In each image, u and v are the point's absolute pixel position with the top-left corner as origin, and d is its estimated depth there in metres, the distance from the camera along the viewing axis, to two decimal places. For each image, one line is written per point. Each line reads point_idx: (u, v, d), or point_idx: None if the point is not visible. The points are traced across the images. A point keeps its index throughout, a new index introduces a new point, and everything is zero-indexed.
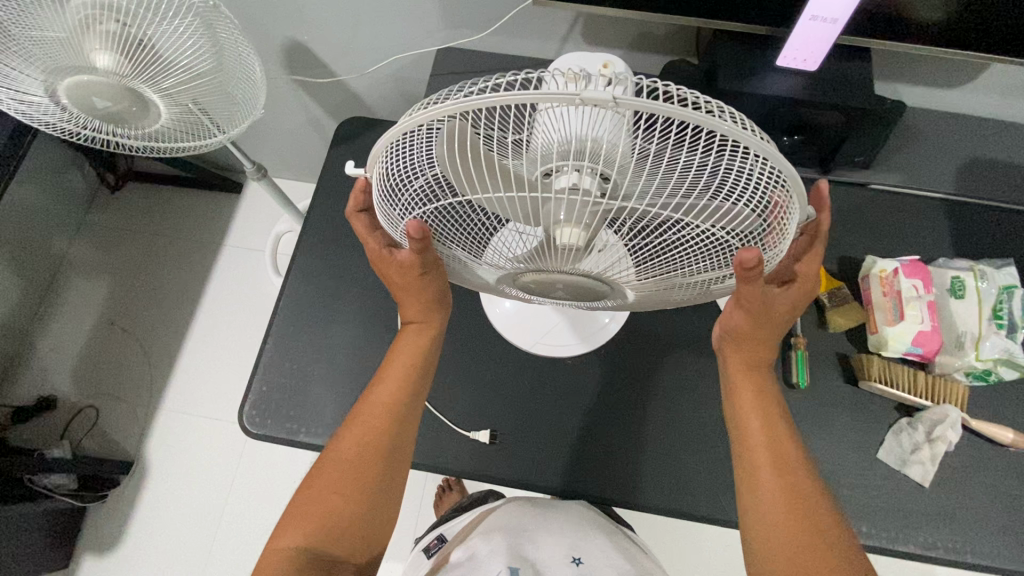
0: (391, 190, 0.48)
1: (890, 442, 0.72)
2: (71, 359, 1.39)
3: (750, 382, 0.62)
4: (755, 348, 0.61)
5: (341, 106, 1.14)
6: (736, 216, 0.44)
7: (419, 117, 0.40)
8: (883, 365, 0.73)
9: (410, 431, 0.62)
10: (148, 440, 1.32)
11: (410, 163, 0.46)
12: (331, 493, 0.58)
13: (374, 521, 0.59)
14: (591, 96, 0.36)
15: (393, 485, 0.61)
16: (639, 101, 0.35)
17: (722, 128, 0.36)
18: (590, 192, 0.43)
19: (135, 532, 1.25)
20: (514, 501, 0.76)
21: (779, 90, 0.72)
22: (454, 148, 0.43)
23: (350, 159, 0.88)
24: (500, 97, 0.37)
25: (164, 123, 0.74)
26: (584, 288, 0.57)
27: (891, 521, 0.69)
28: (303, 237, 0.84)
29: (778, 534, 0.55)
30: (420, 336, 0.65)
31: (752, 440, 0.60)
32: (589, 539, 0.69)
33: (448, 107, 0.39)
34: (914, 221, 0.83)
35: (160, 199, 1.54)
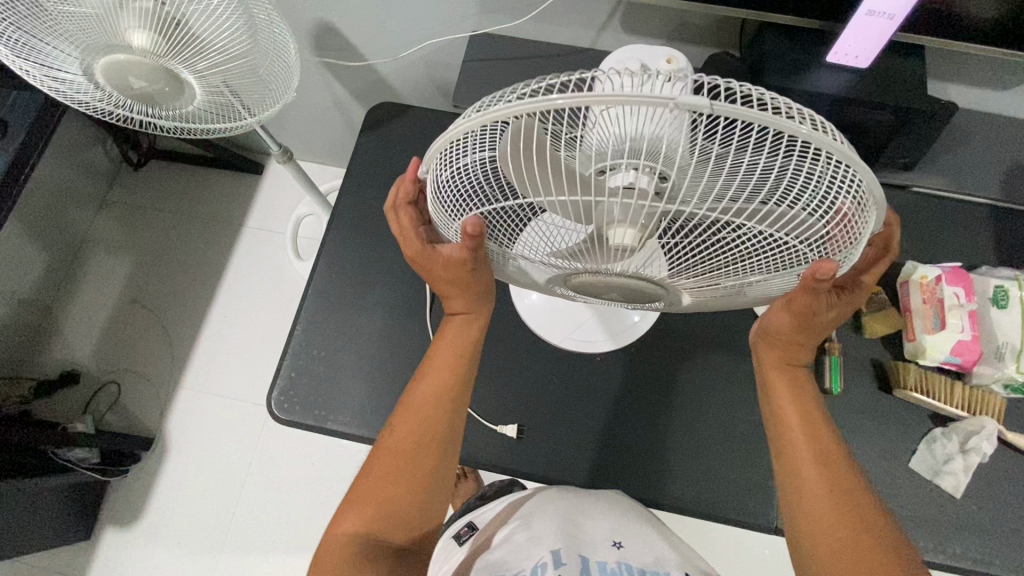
0: (443, 187, 0.48)
1: (922, 451, 0.71)
2: (92, 335, 1.40)
3: (786, 383, 0.62)
4: (795, 349, 0.61)
5: (368, 90, 1.12)
6: (806, 222, 0.43)
7: (483, 118, 0.38)
8: (919, 373, 0.72)
9: (459, 421, 0.62)
10: (169, 417, 1.33)
11: (464, 159, 0.44)
12: (385, 481, 0.58)
13: (430, 509, 0.59)
14: (680, 102, 0.34)
15: (443, 477, 0.60)
16: (726, 107, 0.34)
17: (801, 131, 0.36)
18: (650, 193, 0.41)
19: (155, 506, 1.27)
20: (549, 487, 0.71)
21: (827, 87, 0.70)
22: (513, 147, 0.41)
23: (380, 146, 0.87)
24: (574, 98, 0.35)
25: (198, 104, 0.73)
26: (633, 290, 0.56)
27: (920, 529, 0.68)
28: (333, 223, 0.83)
29: (840, 537, 0.54)
30: (468, 327, 0.65)
31: (797, 440, 0.59)
32: (622, 516, 0.64)
33: (517, 108, 0.37)
34: (955, 227, 0.81)
35: (182, 178, 1.54)
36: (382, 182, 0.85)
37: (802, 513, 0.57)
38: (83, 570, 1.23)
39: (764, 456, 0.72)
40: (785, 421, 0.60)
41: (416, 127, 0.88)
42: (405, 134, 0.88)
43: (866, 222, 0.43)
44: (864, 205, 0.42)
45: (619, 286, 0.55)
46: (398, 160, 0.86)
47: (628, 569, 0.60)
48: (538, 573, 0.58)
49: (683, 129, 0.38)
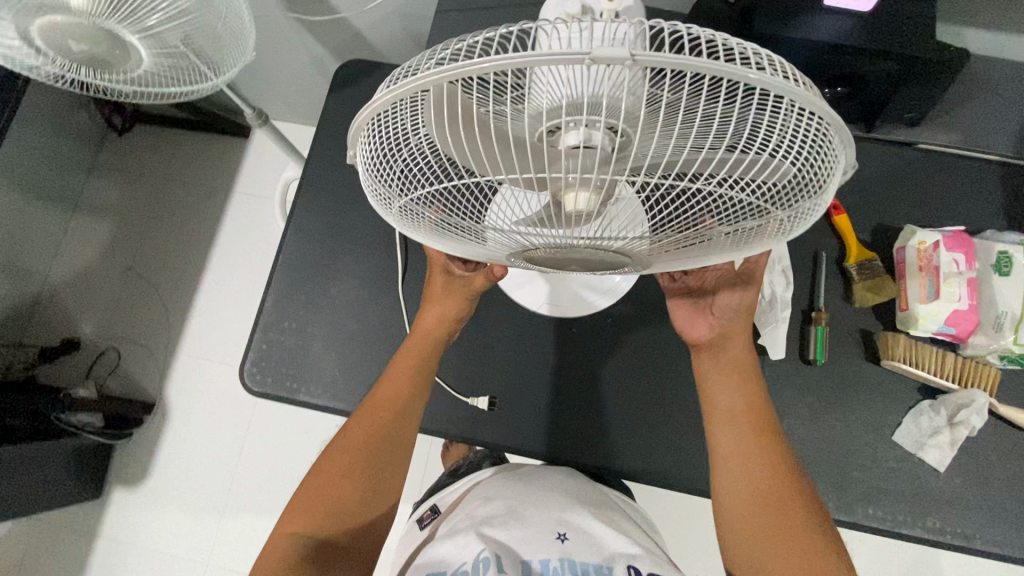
0: (379, 169, 0.44)
1: (907, 425, 0.68)
2: (90, 303, 1.42)
3: (740, 391, 0.62)
4: (739, 364, 0.63)
5: (344, 45, 1.06)
6: (772, 168, 0.38)
7: (400, 88, 0.35)
8: (909, 344, 0.68)
9: (409, 426, 0.63)
10: (168, 383, 1.36)
11: (395, 136, 0.41)
12: (339, 476, 0.59)
13: (377, 499, 0.60)
14: (606, 53, 0.31)
15: (395, 470, 0.62)
16: (655, 55, 0.30)
17: (753, 76, 0.31)
18: (603, 151, 0.38)
19: (160, 467, 1.32)
20: (503, 470, 0.68)
21: (825, 35, 0.63)
22: (446, 116, 0.38)
23: (349, 107, 0.83)
24: (496, 61, 0.31)
25: (150, 66, 0.69)
26: (599, 262, 0.50)
27: (900, 504, 0.67)
28: (301, 190, 0.80)
29: (758, 543, 0.57)
30: (424, 339, 0.66)
31: (737, 442, 0.60)
32: (568, 508, 0.58)
33: (431, 75, 0.33)
34: (961, 188, 0.75)
35: (170, 142, 1.51)
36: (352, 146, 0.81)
37: (731, 510, 0.59)
38: (96, 526, 1.29)
39: None
40: (729, 422, 0.61)
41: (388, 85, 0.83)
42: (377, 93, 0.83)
43: (837, 159, 0.38)
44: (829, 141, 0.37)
45: (584, 260, 0.50)
46: None
47: (571, 567, 0.52)
48: (480, 568, 0.50)
49: (636, 78, 0.34)
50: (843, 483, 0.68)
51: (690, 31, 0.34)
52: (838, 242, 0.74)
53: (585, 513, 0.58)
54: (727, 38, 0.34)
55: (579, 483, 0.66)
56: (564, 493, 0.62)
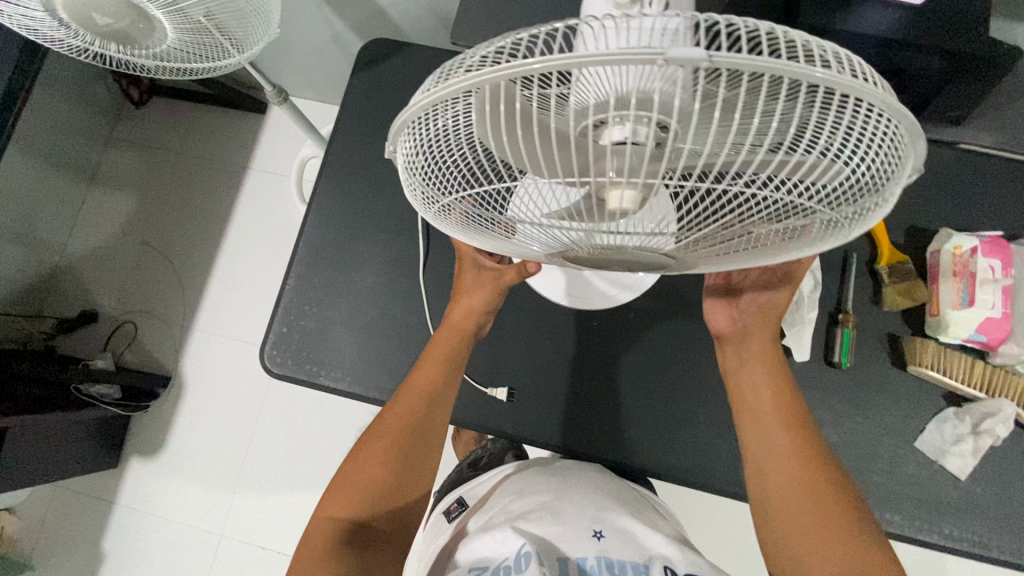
0: (420, 164, 0.42)
1: (931, 431, 0.67)
2: (107, 275, 1.43)
3: (777, 394, 0.62)
4: (775, 363, 0.63)
5: (366, 22, 1.04)
6: (823, 170, 0.36)
7: (453, 86, 0.33)
8: (938, 349, 0.67)
9: (441, 413, 0.63)
10: (184, 357, 1.38)
11: (439, 134, 0.40)
12: (370, 464, 0.59)
13: (410, 484, 0.60)
14: (682, 53, 0.29)
15: (428, 457, 0.62)
16: (738, 57, 0.29)
17: (817, 74, 0.29)
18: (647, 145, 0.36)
19: (176, 440, 1.34)
20: (529, 467, 0.69)
21: (870, 26, 0.61)
22: (489, 112, 0.36)
23: (372, 88, 0.81)
24: (551, 63, 0.30)
25: (173, 41, 0.67)
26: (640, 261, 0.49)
27: (918, 510, 0.66)
28: (323, 172, 0.79)
29: (808, 538, 0.54)
30: (456, 332, 0.66)
31: (775, 442, 0.59)
32: (598, 507, 0.59)
33: (486, 74, 0.32)
34: (999, 192, 0.73)
35: (186, 115, 1.50)
36: (375, 129, 0.80)
37: (771, 509, 0.58)
38: (114, 493, 1.32)
39: None
40: (771, 420, 0.61)
41: (413, 65, 0.81)
42: (402, 74, 0.81)
43: (905, 162, 0.35)
44: (888, 139, 0.35)
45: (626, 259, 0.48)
46: (392, 105, 0.80)
47: (608, 565, 0.52)
48: (522, 562, 0.50)
49: (687, 82, 0.32)
50: (862, 487, 0.67)
51: (743, 24, 0.33)
52: (870, 244, 0.72)
53: (620, 512, 0.58)
54: (784, 31, 0.33)
55: (609, 480, 0.66)
56: (597, 491, 0.62)
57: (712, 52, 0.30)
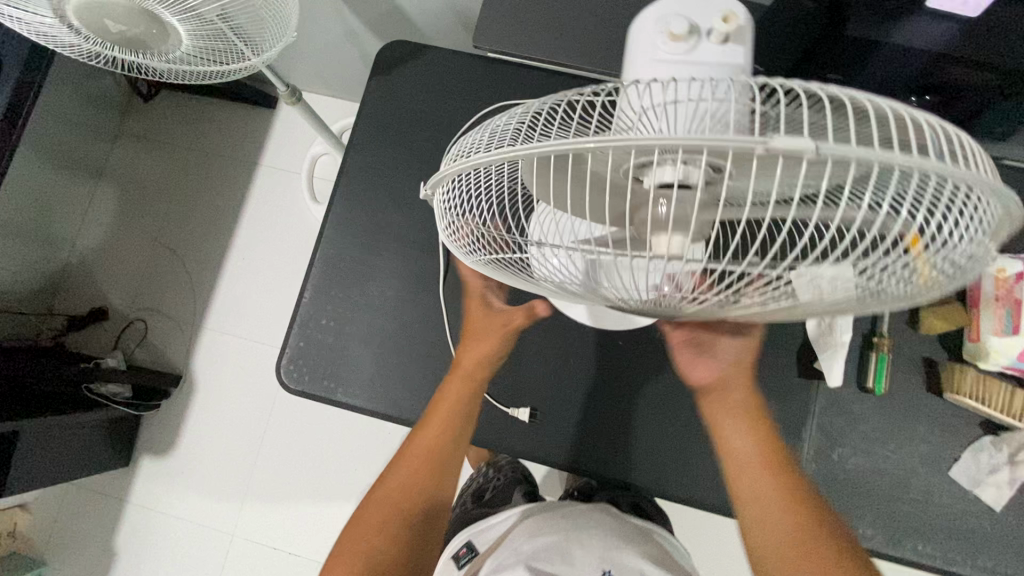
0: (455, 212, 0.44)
1: (966, 460, 0.65)
2: (117, 272, 1.41)
3: (761, 447, 0.58)
4: (748, 410, 0.59)
5: (383, 19, 1.01)
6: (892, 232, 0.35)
7: (514, 154, 0.33)
8: (977, 379, 0.65)
9: (452, 460, 0.62)
10: (195, 356, 1.37)
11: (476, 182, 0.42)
12: (375, 530, 0.57)
13: (425, 537, 0.58)
14: (785, 143, 0.29)
15: (439, 504, 0.60)
16: (839, 147, 0.28)
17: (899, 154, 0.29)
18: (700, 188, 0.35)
19: (187, 440, 1.33)
20: (536, 508, 0.69)
21: (913, 40, 0.58)
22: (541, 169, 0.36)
23: (390, 93, 0.78)
24: (603, 142, 0.30)
25: (188, 48, 0.65)
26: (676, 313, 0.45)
27: (951, 541, 0.65)
28: (340, 180, 0.77)
29: None
30: (467, 379, 0.64)
31: (759, 494, 0.56)
32: (603, 541, 0.58)
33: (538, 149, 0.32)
34: None
35: (196, 110, 1.47)
36: (393, 136, 0.77)
37: (756, 550, 0.55)
38: (125, 492, 1.32)
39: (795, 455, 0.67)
40: (753, 474, 0.57)
41: (433, 69, 0.78)
42: (421, 78, 0.78)
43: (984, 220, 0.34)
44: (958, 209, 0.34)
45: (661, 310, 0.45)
46: (412, 110, 0.77)
47: None
48: None
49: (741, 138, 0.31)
50: (894, 517, 0.65)
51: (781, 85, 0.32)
52: None
53: (627, 550, 0.58)
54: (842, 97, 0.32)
55: (614, 516, 0.66)
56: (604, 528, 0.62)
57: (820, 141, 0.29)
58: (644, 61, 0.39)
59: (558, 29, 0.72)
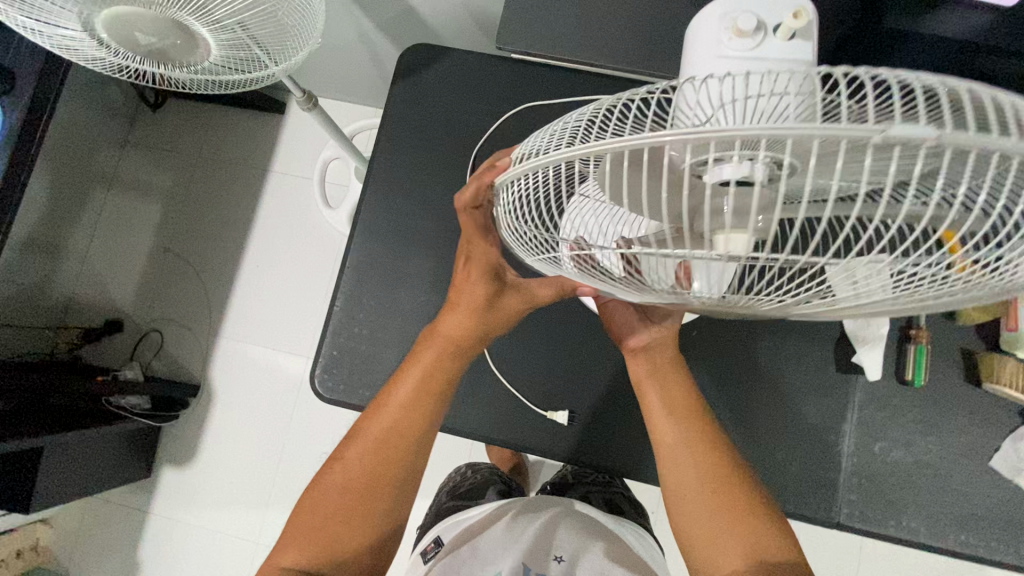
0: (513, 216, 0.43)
1: (1007, 450, 0.66)
2: (129, 283, 1.40)
3: (696, 429, 0.58)
4: (665, 367, 0.61)
5: (397, 22, 1.00)
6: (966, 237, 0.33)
7: (587, 150, 0.32)
8: (1017, 368, 0.64)
9: (424, 446, 0.58)
10: (212, 366, 1.36)
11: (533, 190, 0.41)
12: (330, 517, 0.54)
13: (380, 523, 0.55)
14: (903, 131, 0.28)
15: (408, 491, 0.57)
16: (933, 132, 0.27)
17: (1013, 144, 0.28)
18: (762, 184, 0.33)
19: (207, 449, 1.33)
20: (510, 506, 0.74)
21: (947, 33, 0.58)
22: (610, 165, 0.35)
23: (415, 98, 0.77)
24: (683, 135, 0.29)
25: (214, 59, 0.64)
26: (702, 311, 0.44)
27: (994, 530, 0.65)
28: (367, 187, 0.76)
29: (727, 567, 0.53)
30: (441, 353, 0.59)
31: (686, 481, 0.57)
32: (559, 532, 0.69)
33: (610, 144, 0.31)
34: None
35: (202, 117, 1.46)
36: (419, 140, 0.76)
37: (673, 491, 0.57)
38: (147, 504, 1.31)
39: (835, 449, 0.67)
40: (687, 465, 0.57)
41: (457, 71, 0.77)
42: (445, 82, 0.77)
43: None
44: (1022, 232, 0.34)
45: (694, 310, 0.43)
46: (437, 114, 0.77)
47: None
48: None
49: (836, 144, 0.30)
50: (936, 507, 0.66)
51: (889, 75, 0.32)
52: None
53: (582, 542, 0.68)
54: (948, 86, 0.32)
55: (575, 512, 0.73)
56: (563, 521, 0.71)
57: (942, 131, 0.28)
58: (711, 57, 0.43)
59: (584, 28, 0.71)
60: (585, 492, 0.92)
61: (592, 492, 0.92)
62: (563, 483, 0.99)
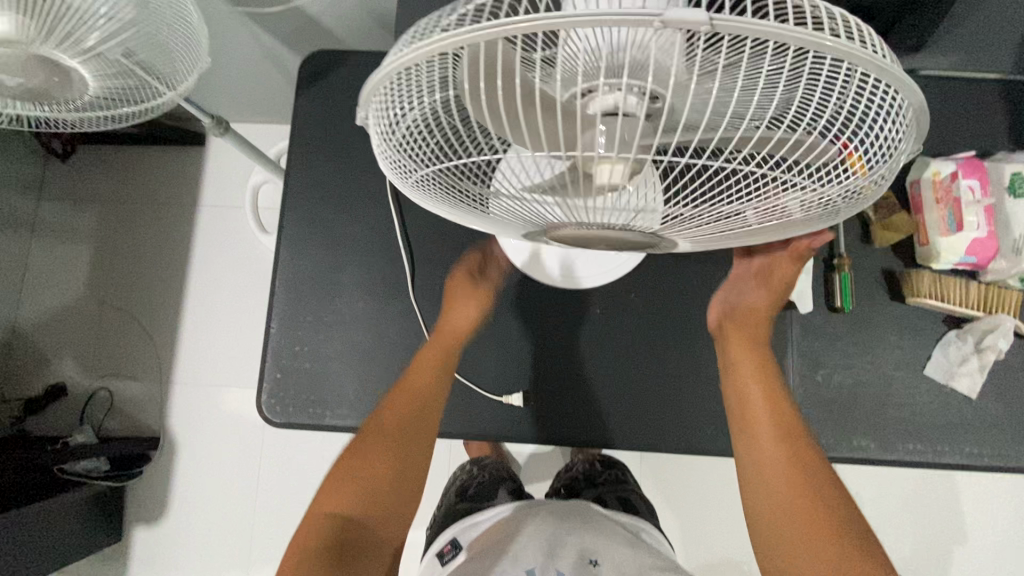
0: (395, 135, 0.40)
1: (937, 357, 0.69)
2: (67, 344, 1.33)
3: (763, 379, 0.63)
4: (753, 330, 0.66)
5: (298, 33, 0.97)
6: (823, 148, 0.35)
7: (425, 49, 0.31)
8: (933, 281, 0.68)
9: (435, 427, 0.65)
10: (169, 414, 1.31)
11: (413, 85, 0.37)
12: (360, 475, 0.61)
13: (403, 501, 0.62)
14: (679, 15, 0.27)
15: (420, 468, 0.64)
16: (738, 19, 0.27)
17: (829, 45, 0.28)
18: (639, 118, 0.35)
19: (179, 502, 1.28)
20: (525, 507, 0.76)
21: None
22: (471, 82, 0.34)
23: (323, 106, 0.75)
24: (536, 21, 0.28)
25: (95, 91, 0.61)
26: (632, 242, 0.45)
27: (937, 435, 0.68)
28: (286, 202, 0.74)
29: (786, 507, 0.58)
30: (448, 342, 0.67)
31: (762, 432, 0.61)
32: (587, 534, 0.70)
33: (473, 35, 0.30)
34: (970, 111, 0.72)
35: (120, 161, 1.40)
36: (332, 147, 0.75)
37: (746, 426, 0.63)
38: (123, 567, 1.26)
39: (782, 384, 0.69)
40: (764, 422, 0.62)
41: (360, 73, 0.76)
42: (350, 86, 0.76)
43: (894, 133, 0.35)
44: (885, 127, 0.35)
45: (622, 238, 0.44)
46: (347, 118, 0.75)
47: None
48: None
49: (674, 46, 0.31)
50: (882, 422, 0.69)
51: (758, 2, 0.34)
52: None
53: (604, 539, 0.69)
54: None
55: (589, 512, 0.76)
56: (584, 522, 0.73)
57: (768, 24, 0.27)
58: None
59: None
60: (599, 495, 0.95)
61: (605, 494, 0.95)
62: (575, 484, 1.01)
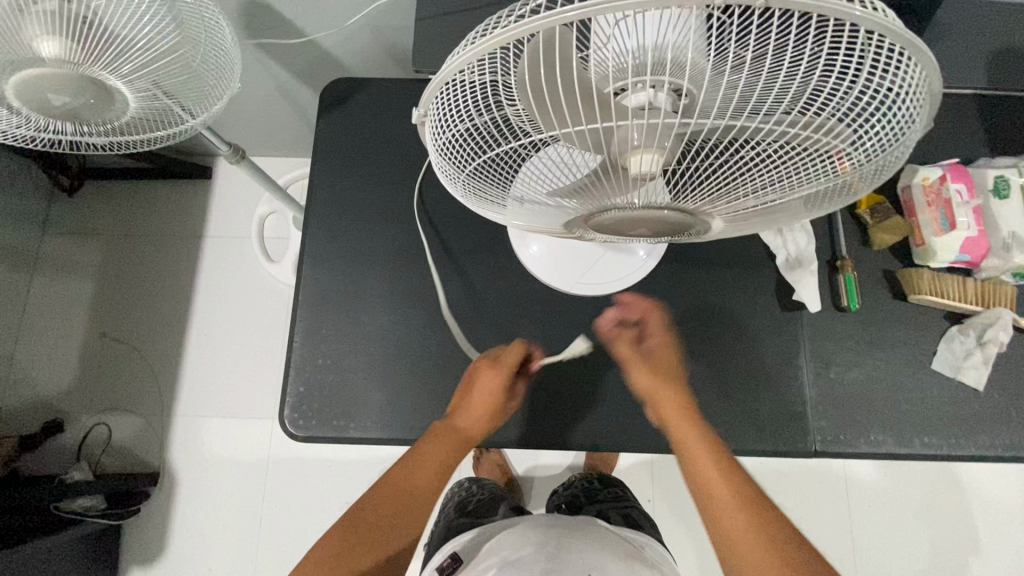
0: (446, 136, 0.43)
1: (943, 351, 0.71)
2: (66, 378, 1.31)
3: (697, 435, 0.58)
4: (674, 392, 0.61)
5: (313, 66, 1.02)
6: (835, 132, 0.39)
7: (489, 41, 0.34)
8: (932, 279, 0.72)
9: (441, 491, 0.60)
10: (170, 449, 1.28)
11: (465, 90, 0.39)
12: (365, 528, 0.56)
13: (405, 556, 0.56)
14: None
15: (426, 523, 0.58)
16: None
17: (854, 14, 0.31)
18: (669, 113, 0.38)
19: (178, 540, 1.23)
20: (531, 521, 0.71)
21: None
22: (528, 69, 0.37)
23: (344, 129, 0.79)
24: (586, 8, 0.31)
25: (132, 114, 0.64)
26: (667, 224, 0.48)
27: (950, 427, 0.70)
28: (309, 220, 0.76)
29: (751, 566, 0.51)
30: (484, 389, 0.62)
31: (713, 489, 0.55)
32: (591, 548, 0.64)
33: (529, 26, 0.33)
34: (952, 123, 0.78)
35: (128, 195, 1.42)
36: (353, 168, 0.78)
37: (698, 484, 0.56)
38: None
39: (798, 382, 0.71)
40: (710, 479, 0.55)
41: (380, 97, 0.80)
42: (371, 110, 0.79)
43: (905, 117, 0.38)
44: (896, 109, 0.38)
45: (658, 219, 0.47)
46: (367, 139, 0.79)
47: None
48: None
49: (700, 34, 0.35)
50: (896, 417, 0.70)
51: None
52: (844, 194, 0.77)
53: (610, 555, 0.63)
54: None
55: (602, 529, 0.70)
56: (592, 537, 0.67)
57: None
58: None
59: None
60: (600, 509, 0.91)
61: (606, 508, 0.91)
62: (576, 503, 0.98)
